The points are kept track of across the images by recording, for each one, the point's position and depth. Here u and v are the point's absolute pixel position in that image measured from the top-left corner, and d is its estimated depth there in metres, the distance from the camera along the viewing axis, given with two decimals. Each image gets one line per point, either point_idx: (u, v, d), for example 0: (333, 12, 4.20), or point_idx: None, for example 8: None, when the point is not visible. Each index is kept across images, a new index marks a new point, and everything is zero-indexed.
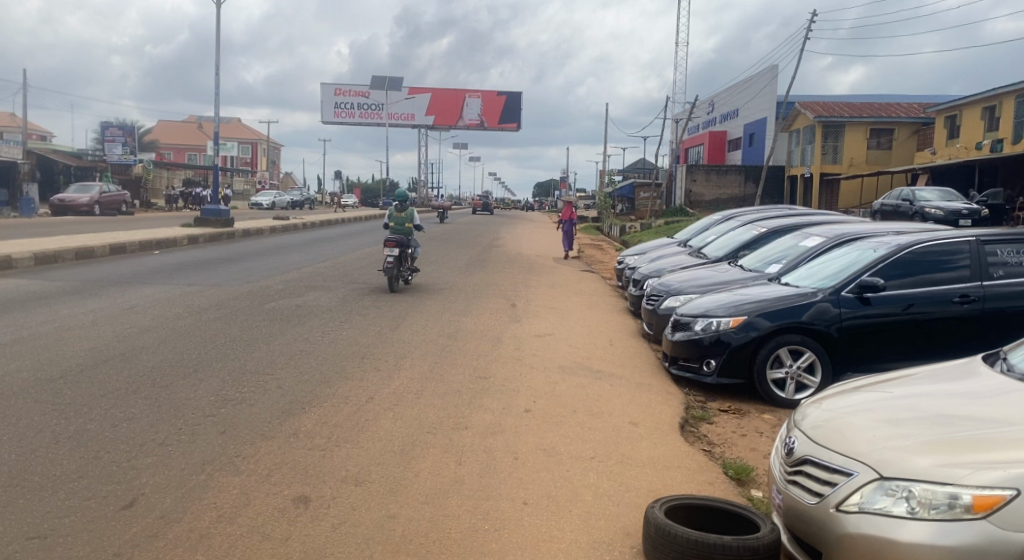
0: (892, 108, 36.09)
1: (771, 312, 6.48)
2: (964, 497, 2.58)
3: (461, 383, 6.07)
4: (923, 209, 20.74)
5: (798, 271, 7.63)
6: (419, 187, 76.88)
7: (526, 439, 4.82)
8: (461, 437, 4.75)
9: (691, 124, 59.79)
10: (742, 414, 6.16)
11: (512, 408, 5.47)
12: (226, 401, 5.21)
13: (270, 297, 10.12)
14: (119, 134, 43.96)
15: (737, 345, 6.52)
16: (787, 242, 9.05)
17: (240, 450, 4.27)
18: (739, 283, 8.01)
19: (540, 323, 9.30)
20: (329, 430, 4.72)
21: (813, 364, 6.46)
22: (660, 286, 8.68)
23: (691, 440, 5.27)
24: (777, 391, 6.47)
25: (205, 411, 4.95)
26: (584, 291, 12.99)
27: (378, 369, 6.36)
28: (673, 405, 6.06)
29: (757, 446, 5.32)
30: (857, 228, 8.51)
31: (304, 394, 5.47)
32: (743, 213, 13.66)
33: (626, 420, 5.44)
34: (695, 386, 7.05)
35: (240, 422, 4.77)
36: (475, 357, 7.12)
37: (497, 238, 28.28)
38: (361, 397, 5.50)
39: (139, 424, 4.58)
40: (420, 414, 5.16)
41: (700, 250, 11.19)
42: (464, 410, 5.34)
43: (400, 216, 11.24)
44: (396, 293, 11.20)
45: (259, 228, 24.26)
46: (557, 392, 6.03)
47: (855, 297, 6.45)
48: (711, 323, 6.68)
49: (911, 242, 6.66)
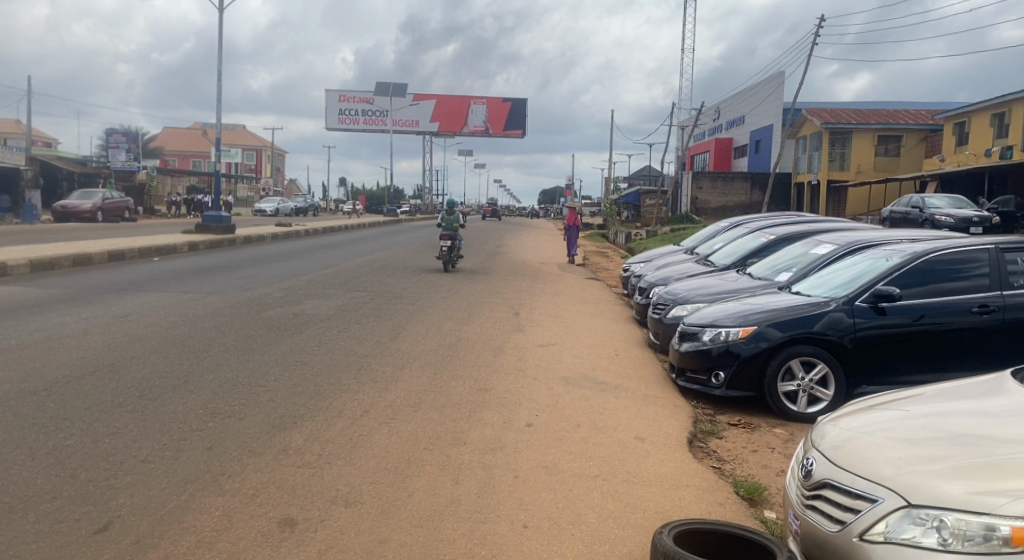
0: (899, 115, 35.84)
1: (782, 322, 6.26)
2: (1002, 529, 2.35)
3: (461, 395, 5.85)
4: (934, 216, 20.46)
5: (810, 280, 7.40)
6: (424, 194, 76.89)
7: (526, 456, 4.60)
8: (459, 453, 4.54)
9: (697, 131, 59.56)
10: (753, 428, 5.91)
11: (512, 422, 5.25)
12: (215, 414, 5.00)
13: (268, 305, 9.94)
14: (122, 140, 44.16)
15: (747, 356, 6.28)
16: (797, 250, 8.82)
17: (226, 467, 4.07)
18: (749, 292, 7.78)
19: (543, 332, 9.08)
20: (320, 445, 4.51)
21: (826, 376, 6.21)
22: (667, 294, 8.45)
23: (699, 456, 5.03)
24: (789, 405, 6.22)
25: (192, 426, 4.74)
26: (589, 299, 12.78)
27: (375, 381, 6.14)
28: (681, 418, 5.81)
29: (770, 463, 5.08)
30: (869, 235, 8.28)
31: (295, 408, 5.25)
32: (751, 220, 13.45)
33: (632, 434, 5.21)
34: (703, 398, 6.80)
35: (228, 437, 4.56)
36: (476, 367, 6.90)
37: (502, 245, 28.07)
38: (355, 410, 5.29)
39: (121, 440, 4.38)
40: (416, 429, 4.94)
41: (707, 257, 10.96)
42: (463, 425, 5.12)
43: (449, 218, 15.86)
44: (449, 272, 15.98)
45: (261, 234, 24.15)
46: (560, 405, 5.80)
47: (870, 307, 6.22)
48: (720, 333, 6.45)
49: (927, 250, 6.44)
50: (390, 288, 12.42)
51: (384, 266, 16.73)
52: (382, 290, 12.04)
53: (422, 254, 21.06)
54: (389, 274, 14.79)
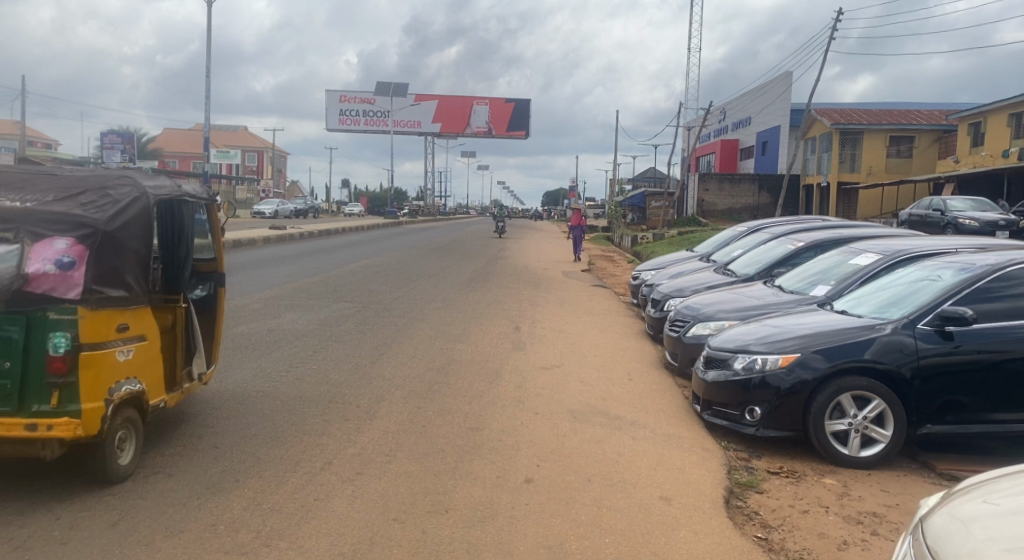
0: (912, 115, 34.82)
1: (830, 349, 5.27)
2: None
3: (448, 439, 4.87)
4: (957, 220, 19.42)
5: (854, 296, 6.43)
6: (426, 195, 76.11)
7: (525, 530, 3.60)
8: (438, 528, 3.56)
9: (704, 133, 58.43)
10: (798, 478, 4.91)
11: (508, 477, 4.28)
12: (138, 470, 4.04)
13: (240, 318, 9.02)
14: (117, 141, 43.72)
15: (789, 389, 5.28)
16: (832, 259, 7.85)
17: (127, 555, 3.08)
18: (782, 309, 6.78)
19: (547, 352, 8.07)
20: (261, 518, 3.54)
21: (883, 413, 5.17)
22: (686, 309, 7.47)
23: (741, 524, 4.01)
24: (839, 447, 5.18)
25: (104, 488, 3.77)
26: (595, 309, 11.84)
27: (346, 419, 5.17)
28: (712, 468, 4.81)
29: (826, 529, 4.06)
30: (916, 243, 7.31)
31: (240, 461, 4.27)
32: (769, 225, 12.47)
33: (656, 493, 4.23)
34: (734, 436, 5.80)
35: (144, 506, 3.58)
36: (467, 398, 5.92)
37: (502, 249, 27.19)
38: (315, 463, 4.31)
39: (3, 511, 3.44)
40: (388, 490, 3.97)
41: (726, 265, 9.95)
42: (448, 482, 4.14)
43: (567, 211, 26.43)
44: (454, 276, 15.97)
45: (251, 237, 23.26)
46: (565, 450, 4.82)
47: (935, 331, 5.23)
48: (754, 361, 5.48)
49: (1000, 264, 5.50)
50: (379, 298, 11.47)
51: (376, 271, 15.84)
52: (372, 301, 11.11)
53: (419, 259, 20.24)
54: (379, 282, 13.85)
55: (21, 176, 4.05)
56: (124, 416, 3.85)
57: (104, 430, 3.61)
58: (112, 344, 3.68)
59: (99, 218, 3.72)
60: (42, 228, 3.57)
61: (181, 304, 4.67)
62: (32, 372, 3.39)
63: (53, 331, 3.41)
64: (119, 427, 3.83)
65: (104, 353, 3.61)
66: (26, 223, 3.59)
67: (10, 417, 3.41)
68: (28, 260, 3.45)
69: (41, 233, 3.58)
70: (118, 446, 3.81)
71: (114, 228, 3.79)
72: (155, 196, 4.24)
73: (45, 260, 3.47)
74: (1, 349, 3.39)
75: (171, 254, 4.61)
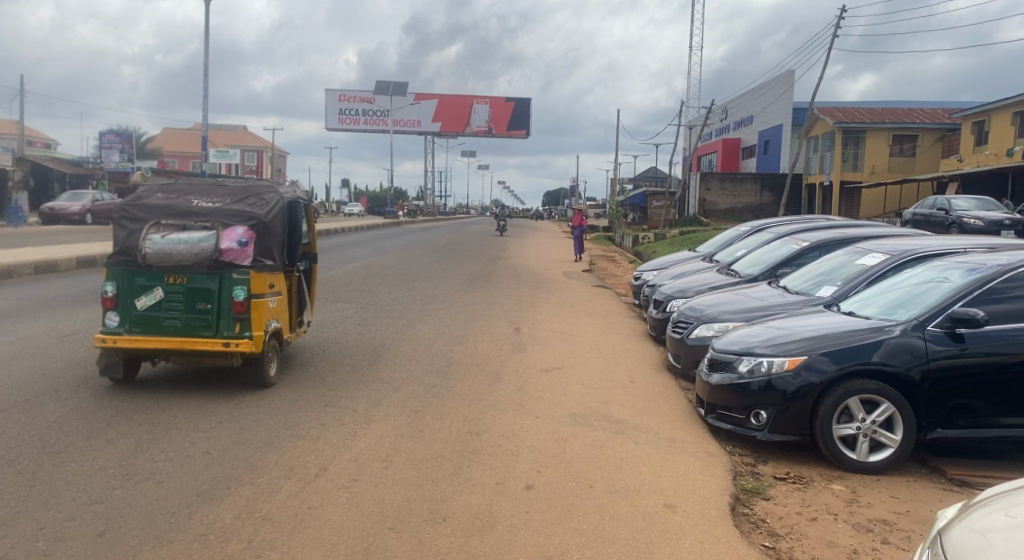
0: (914, 114, 34.68)
1: (837, 352, 5.15)
2: None
3: (446, 444, 4.75)
4: (962, 218, 19.29)
5: (860, 297, 6.34)
6: (426, 195, 75.89)
7: (525, 540, 3.47)
8: (434, 538, 3.42)
9: (706, 132, 58.25)
10: (805, 484, 4.79)
11: (508, 484, 4.16)
12: (127, 476, 3.93)
13: None
14: (116, 140, 43.84)
15: (795, 393, 5.16)
16: (838, 259, 7.73)
17: None
18: (787, 311, 6.67)
19: (548, 353, 7.95)
20: (252, 527, 3.41)
21: (893, 417, 5.05)
22: (689, 310, 7.35)
23: (747, 532, 3.88)
24: (847, 452, 5.06)
25: (91, 495, 3.65)
26: (597, 310, 11.73)
27: (342, 423, 5.06)
28: (717, 475, 4.69)
29: (836, 537, 3.93)
30: (924, 243, 7.18)
31: (232, 467, 4.15)
32: (773, 224, 12.34)
33: (660, 501, 4.11)
34: (739, 440, 5.68)
35: (131, 515, 3.46)
36: (466, 402, 5.80)
37: (502, 248, 27.05)
38: (309, 469, 4.20)
39: (208, 395, 5.62)
40: (384, 498, 3.85)
41: (730, 265, 9.83)
42: (445, 489, 4.02)
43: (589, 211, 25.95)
44: (455, 276, 15.87)
45: None
46: (566, 456, 4.70)
47: (945, 333, 5.11)
48: (760, 364, 5.37)
49: (1012, 264, 5.37)
50: (379, 299, 11.35)
51: (377, 272, 15.73)
52: (371, 302, 11.00)
53: (420, 259, 20.13)
54: (379, 282, 13.75)
55: (204, 187, 6.23)
56: (272, 343, 6.05)
57: (264, 349, 5.81)
58: (266, 296, 5.83)
59: (260, 213, 5.83)
60: (227, 220, 5.69)
61: (294, 272, 6.62)
62: (224, 310, 5.63)
63: (237, 284, 5.62)
64: (269, 348, 6.03)
65: (263, 301, 5.79)
66: (218, 216, 5.75)
67: (211, 337, 5.63)
68: (221, 240, 5.59)
69: (226, 223, 5.71)
70: (270, 360, 5.95)
71: (268, 220, 5.92)
72: (286, 198, 6.26)
73: (231, 240, 5.60)
74: (205, 296, 5.63)
75: (289, 241, 6.33)
